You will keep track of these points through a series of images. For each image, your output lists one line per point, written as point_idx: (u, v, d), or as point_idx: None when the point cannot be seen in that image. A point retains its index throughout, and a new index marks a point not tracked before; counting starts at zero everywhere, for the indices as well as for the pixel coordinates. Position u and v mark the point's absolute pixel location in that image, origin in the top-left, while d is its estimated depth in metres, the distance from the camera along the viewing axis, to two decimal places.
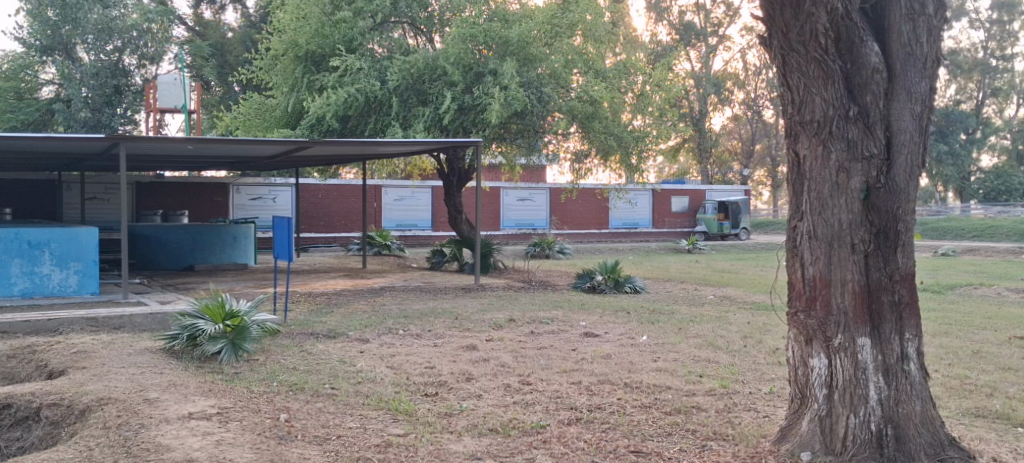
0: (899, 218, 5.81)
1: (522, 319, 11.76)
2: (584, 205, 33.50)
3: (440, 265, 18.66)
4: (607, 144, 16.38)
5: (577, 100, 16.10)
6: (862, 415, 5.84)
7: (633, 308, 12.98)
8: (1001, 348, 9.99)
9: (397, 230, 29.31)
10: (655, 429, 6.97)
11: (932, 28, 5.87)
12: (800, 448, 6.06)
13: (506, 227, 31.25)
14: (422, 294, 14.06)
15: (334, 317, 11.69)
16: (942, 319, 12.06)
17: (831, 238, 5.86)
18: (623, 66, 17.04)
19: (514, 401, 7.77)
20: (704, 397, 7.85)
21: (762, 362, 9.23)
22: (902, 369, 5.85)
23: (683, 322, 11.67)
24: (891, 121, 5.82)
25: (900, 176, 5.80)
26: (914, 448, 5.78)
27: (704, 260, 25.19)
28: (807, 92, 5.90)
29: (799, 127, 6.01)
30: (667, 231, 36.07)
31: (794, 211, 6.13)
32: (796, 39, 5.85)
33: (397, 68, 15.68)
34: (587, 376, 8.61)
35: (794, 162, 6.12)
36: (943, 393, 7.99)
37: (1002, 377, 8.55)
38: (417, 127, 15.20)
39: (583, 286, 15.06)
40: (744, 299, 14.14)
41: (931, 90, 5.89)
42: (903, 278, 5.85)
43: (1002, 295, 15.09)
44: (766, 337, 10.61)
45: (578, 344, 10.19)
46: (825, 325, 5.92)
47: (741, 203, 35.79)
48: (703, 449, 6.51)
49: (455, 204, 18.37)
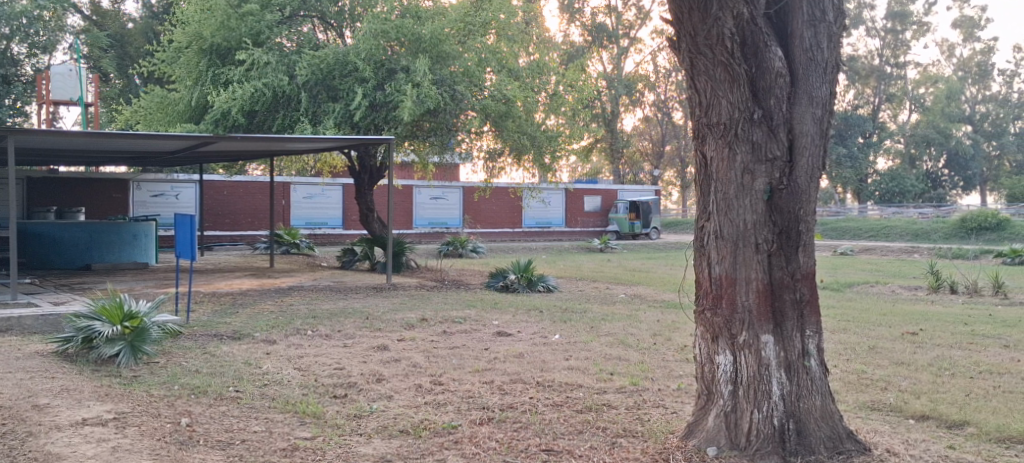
0: (801, 219, 5.99)
1: (434, 318, 11.68)
2: (497, 204, 33.56)
3: (350, 264, 18.41)
4: (521, 143, 16.48)
5: (490, 98, 16.02)
6: (765, 410, 5.99)
7: (545, 307, 13.01)
8: (893, 343, 10.45)
9: (307, 228, 28.77)
10: (566, 428, 7.00)
11: (833, 35, 6.06)
12: (706, 443, 6.17)
13: (418, 226, 31.00)
14: (333, 294, 13.80)
15: (240, 317, 11.38)
16: (841, 316, 12.51)
17: (736, 238, 6.00)
18: (537, 66, 17.12)
19: (425, 401, 7.70)
20: (615, 395, 7.95)
21: (671, 359, 9.41)
22: (803, 365, 6.02)
23: (595, 321, 11.80)
24: (794, 124, 5.98)
25: (802, 177, 5.97)
26: (814, 442, 5.98)
27: (615, 259, 25.57)
28: (714, 96, 6.03)
29: (706, 129, 6.13)
30: (579, 230, 36.46)
31: (702, 212, 6.24)
32: (704, 42, 5.99)
33: (306, 62, 15.36)
34: (500, 376, 8.59)
35: (701, 164, 6.24)
36: (842, 388, 8.29)
37: (896, 372, 8.93)
38: (327, 124, 14.90)
39: (496, 286, 15.04)
40: (654, 298, 14.38)
41: (831, 94, 6.07)
42: (804, 277, 6.04)
43: (897, 292, 15.79)
44: (674, 335, 10.79)
45: (491, 344, 10.17)
46: (730, 323, 6.05)
47: (652, 203, 36.49)
48: (613, 446, 6.58)
49: (366, 202, 18.12)
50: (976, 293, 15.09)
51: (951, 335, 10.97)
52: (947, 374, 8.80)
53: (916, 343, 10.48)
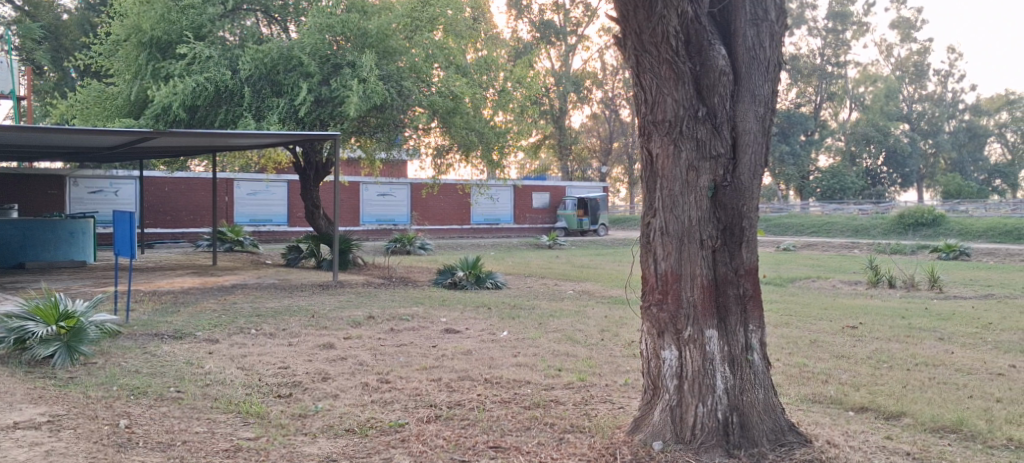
0: (744, 216, 6.08)
1: (380, 316, 11.58)
2: (445, 201, 33.44)
3: (296, 261, 18.16)
4: (469, 139, 16.42)
5: (437, 95, 15.96)
6: (709, 403, 6.07)
7: (494, 304, 13.00)
8: (834, 337, 10.67)
9: (250, 225, 28.30)
10: (514, 424, 7.01)
11: (774, 34, 6.15)
12: (651, 437, 6.21)
13: (365, 223, 30.69)
14: (277, 292, 13.58)
15: (181, 316, 11.13)
16: (783, 311, 12.73)
17: (681, 234, 6.06)
18: (484, 62, 17.09)
19: (372, 400, 7.63)
20: (562, 391, 7.98)
21: (619, 355, 9.47)
22: (746, 359, 6.12)
23: (543, 317, 11.82)
24: (737, 122, 6.07)
25: (745, 174, 6.06)
26: (757, 434, 6.08)
27: (562, 255, 25.68)
28: (659, 93, 6.07)
29: (651, 127, 6.16)
30: (528, 227, 36.51)
31: (647, 208, 6.29)
32: (649, 40, 6.02)
33: (249, 57, 15.12)
34: (447, 373, 8.56)
35: (646, 160, 6.28)
36: (784, 381, 8.44)
37: (836, 365, 9.12)
38: (271, 119, 14.66)
39: (444, 283, 14.98)
40: (602, 294, 14.46)
41: (773, 93, 6.16)
42: (747, 272, 6.13)
43: (837, 287, 16.13)
44: (621, 331, 10.86)
45: (438, 341, 10.13)
46: (675, 318, 6.11)
47: (600, 200, 36.80)
48: (560, 442, 6.61)
49: (312, 199, 17.90)
50: (913, 287, 15.50)
51: (889, 328, 11.23)
52: (886, 366, 9.02)
53: (856, 336, 10.72)
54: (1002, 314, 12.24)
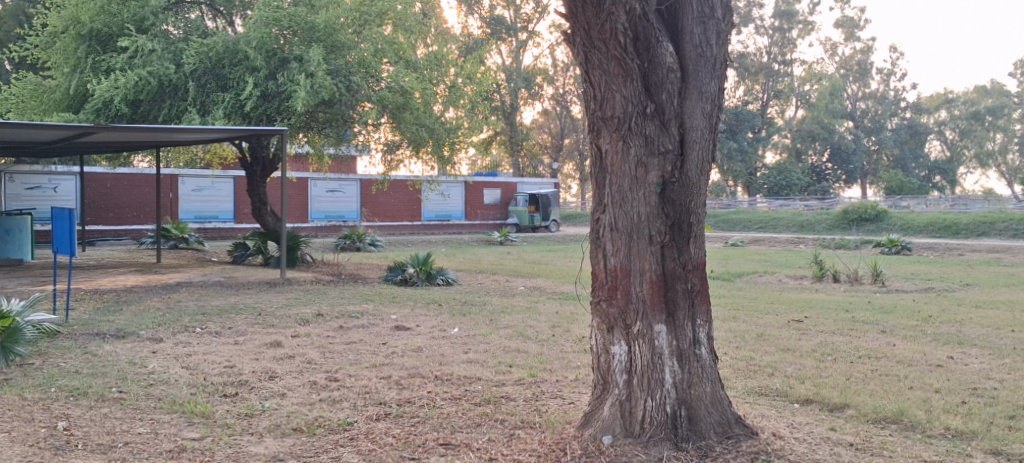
0: (692, 211, 6.14)
1: (329, 313, 11.45)
2: (396, 197, 33.24)
3: (242, 259, 17.90)
4: (419, 135, 16.30)
5: (387, 90, 15.81)
6: (658, 397, 6.12)
7: (444, 300, 12.96)
8: (779, 330, 10.86)
9: (196, 222, 27.77)
10: (464, 421, 7.00)
11: (721, 31, 6.21)
12: (601, 432, 6.25)
13: (314, 220, 30.32)
14: (223, 290, 13.35)
15: (124, 315, 10.89)
16: (731, 305, 12.91)
17: (630, 230, 6.11)
18: (435, 57, 17.12)
19: (320, 398, 7.54)
20: (513, 387, 7.98)
21: (569, 350, 9.51)
22: (694, 353, 6.18)
23: (494, 314, 11.81)
24: (685, 119, 6.11)
25: (692, 170, 6.12)
26: (704, 427, 6.15)
27: (513, 252, 25.72)
28: (608, 90, 6.09)
29: (600, 123, 6.19)
30: (479, 223, 36.46)
31: (597, 204, 6.32)
32: (597, 36, 6.01)
33: (194, 50, 14.88)
34: (397, 370, 8.51)
35: (596, 156, 6.31)
36: (731, 374, 8.55)
37: (782, 358, 9.27)
38: (216, 114, 14.38)
39: (394, 280, 14.87)
40: (553, 290, 14.50)
41: (720, 89, 6.22)
42: (695, 267, 6.19)
43: (784, 282, 16.42)
44: (572, 327, 10.90)
45: (389, 338, 10.06)
46: (625, 313, 6.16)
47: (552, 196, 37.14)
48: (511, 438, 6.62)
49: (259, 195, 17.65)
50: (856, 281, 15.84)
51: (833, 322, 11.47)
52: (829, 359, 9.20)
53: (801, 330, 10.92)
54: (941, 307, 12.58)
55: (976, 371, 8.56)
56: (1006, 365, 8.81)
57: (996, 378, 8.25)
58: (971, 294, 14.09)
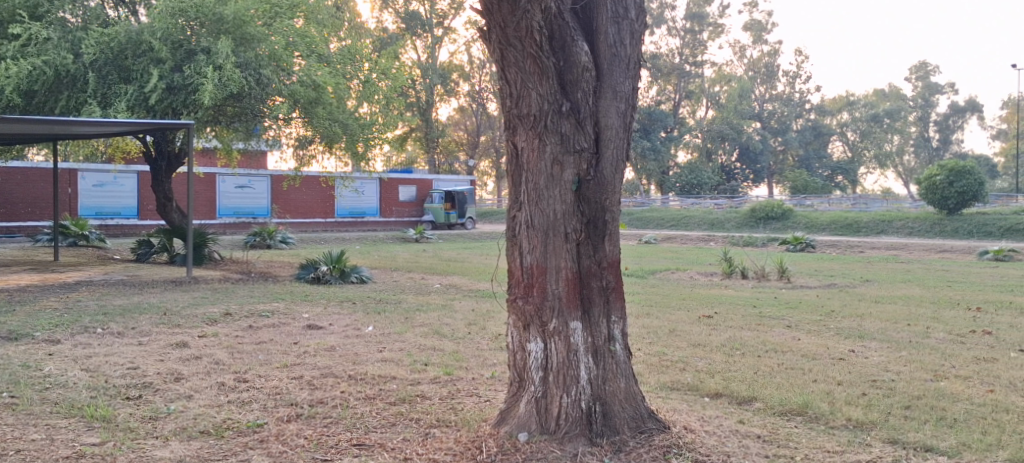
0: (607, 209, 6.19)
1: (239, 312, 11.15)
2: (308, 193, 32.61)
3: (146, 257, 17.29)
4: (332, 130, 15.98)
5: (298, 84, 15.42)
6: (573, 394, 6.16)
7: (358, 298, 12.75)
8: (691, 326, 11.09)
9: (97, 219, 26.63)
10: (378, 421, 6.90)
11: (635, 32, 6.29)
12: (517, 429, 6.25)
13: (222, 216, 29.44)
14: (126, 288, 12.84)
15: (16, 316, 10.33)
16: (645, 301, 13.14)
17: (546, 227, 6.12)
18: (348, 52, 16.86)
19: (228, 400, 7.33)
20: (428, 385, 7.91)
21: (485, 348, 9.47)
22: (608, 350, 6.24)
23: (409, 311, 11.70)
24: (599, 118, 6.17)
25: (607, 169, 6.18)
26: (618, 422, 6.22)
27: (429, 249, 25.61)
28: (523, 87, 6.08)
29: (516, 120, 6.18)
30: (393, 220, 36.17)
31: (513, 202, 6.31)
32: (513, 34, 5.98)
33: (93, 40, 14.25)
34: (309, 370, 8.33)
35: (512, 154, 6.29)
36: (645, 369, 8.69)
37: (692, 353, 9.47)
38: (118, 107, 13.78)
39: (306, 278, 14.57)
40: (469, 287, 14.46)
41: (633, 89, 6.30)
42: (610, 265, 6.24)
43: (695, 278, 16.79)
44: (488, 324, 10.87)
45: (300, 337, 9.84)
46: (541, 311, 6.16)
47: (467, 193, 37.05)
48: (426, 436, 6.57)
49: (164, 190, 17.02)
50: (763, 278, 16.33)
51: (741, 317, 11.79)
52: (738, 353, 9.45)
53: (711, 325, 11.18)
54: (842, 302, 13.10)
55: (876, 363, 8.91)
56: (903, 357, 9.20)
57: (894, 370, 8.60)
58: (870, 289, 14.68)
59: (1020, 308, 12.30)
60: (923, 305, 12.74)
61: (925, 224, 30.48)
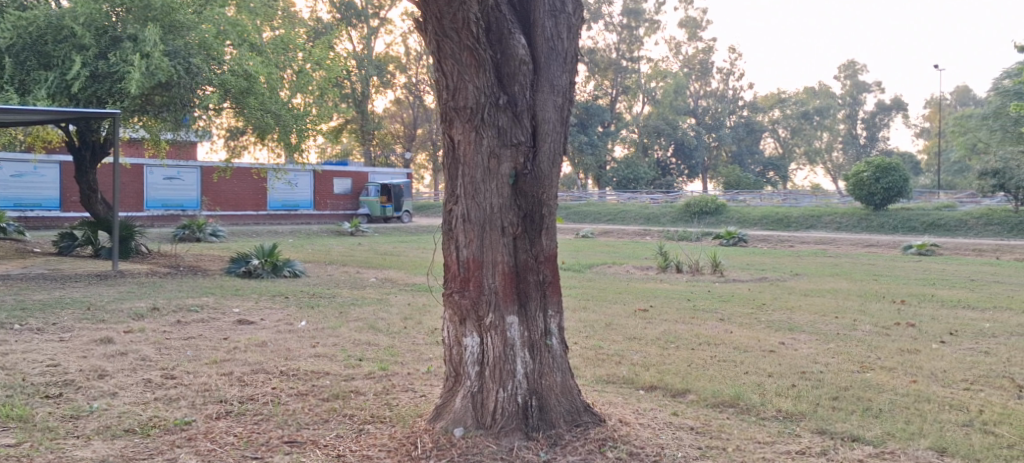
0: (544, 203, 6.18)
1: (166, 307, 10.85)
2: (239, 185, 31.93)
3: (69, 250, 16.69)
4: (265, 122, 15.62)
5: (230, 74, 15.06)
6: (509, 388, 6.13)
7: (291, 293, 12.53)
8: (627, 320, 11.17)
9: (16, 210, 25.63)
10: (311, 417, 6.78)
11: (571, 26, 6.27)
12: (453, 424, 6.22)
13: (150, 208, 28.64)
14: (46, 283, 12.36)
15: None
16: (581, 295, 13.20)
17: (483, 221, 6.08)
18: (281, 41, 16.53)
19: (155, 397, 7.10)
20: (363, 381, 7.79)
21: (421, 343, 9.38)
22: (545, 344, 6.23)
23: (344, 306, 11.53)
24: (537, 111, 6.13)
25: (544, 162, 6.15)
26: (554, 416, 6.22)
27: (364, 242, 25.32)
28: (460, 79, 6.01)
29: (452, 113, 6.12)
30: (328, 213, 35.68)
31: (449, 195, 6.26)
32: (449, 25, 5.92)
33: (10, 24, 13.66)
34: (239, 366, 8.13)
35: (449, 147, 6.23)
36: (581, 363, 8.73)
37: (628, 347, 9.54)
38: (37, 94, 13.25)
39: (238, 272, 14.25)
40: (405, 282, 14.32)
41: (570, 83, 6.29)
42: (547, 259, 6.23)
43: (631, 272, 16.93)
44: (424, 318, 10.78)
45: (231, 333, 9.61)
46: (477, 305, 6.12)
47: (404, 186, 36.80)
48: (360, 433, 6.47)
49: (87, 181, 16.43)
50: (698, 271, 16.57)
51: (676, 310, 11.94)
52: (673, 346, 9.55)
53: (646, 318, 11.30)
54: (774, 296, 13.36)
55: (805, 355, 9.11)
56: (831, 349, 9.42)
57: (822, 362, 8.80)
58: (800, 283, 15.02)
59: (942, 300, 12.74)
60: (850, 298, 13.09)
61: (852, 219, 31.36)
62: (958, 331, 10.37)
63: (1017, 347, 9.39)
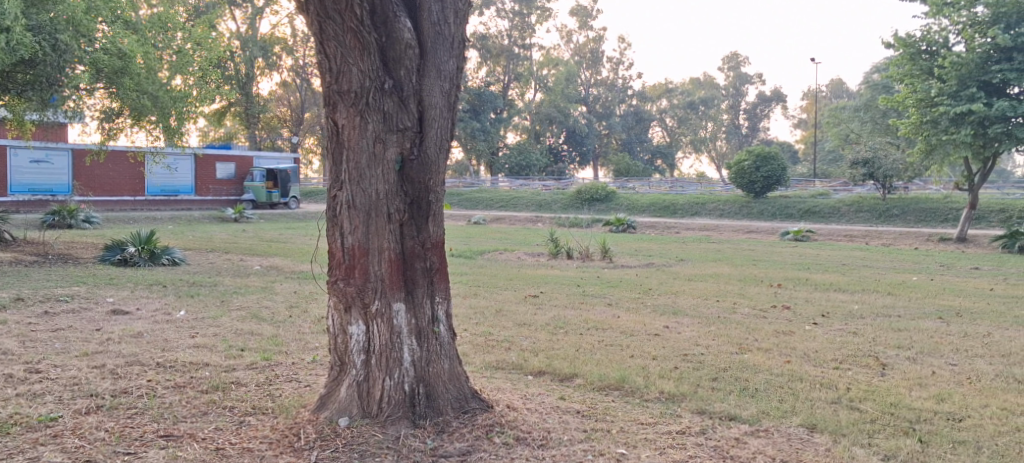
0: (431, 189, 6.11)
1: (32, 297, 10.25)
2: (115, 169, 30.47)
3: None
4: (141, 103, 15.00)
5: (102, 52, 14.27)
6: (396, 376, 6.07)
7: (170, 281, 12.04)
8: (517, 305, 11.25)
9: None
10: (189, 410, 6.54)
11: (459, 11, 6.19)
12: (337, 414, 6.13)
13: (15, 193, 27.05)
14: None
15: None
16: (472, 282, 13.19)
17: (368, 208, 5.98)
18: (158, 19, 15.90)
19: (18, 393, 6.71)
20: (244, 372, 7.56)
21: (307, 331, 9.16)
22: (432, 331, 6.18)
23: (226, 295, 11.16)
24: (424, 96, 6.05)
25: (431, 148, 6.08)
26: (442, 403, 6.19)
27: (249, 229, 24.60)
28: (343, 62, 5.89)
29: (336, 97, 5.98)
30: (211, 199, 34.47)
31: (334, 180, 6.13)
32: (332, 7, 5.76)
33: None
34: (112, 359, 7.75)
35: (332, 131, 6.09)
36: (470, 350, 8.73)
37: (518, 333, 9.60)
38: None
39: (112, 260, 13.59)
40: (291, 269, 13.98)
41: (458, 68, 6.22)
42: (434, 246, 6.18)
43: (522, 259, 17.02)
44: (310, 306, 10.56)
45: (103, 324, 9.16)
46: (363, 292, 6.03)
47: (290, 172, 36.54)
48: (241, 425, 6.29)
49: None
50: (587, 258, 16.80)
51: (565, 296, 12.11)
52: (562, 332, 9.68)
53: (536, 304, 11.42)
54: (660, 281, 13.71)
55: (688, 338, 9.38)
56: (712, 332, 9.75)
57: (703, 344, 9.08)
58: (685, 268, 15.46)
59: (815, 284, 13.36)
60: (731, 282, 13.58)
61: (734, 206, 32.51)
62: (830, 313, 10.90)
63: (882, 328, 9.94)
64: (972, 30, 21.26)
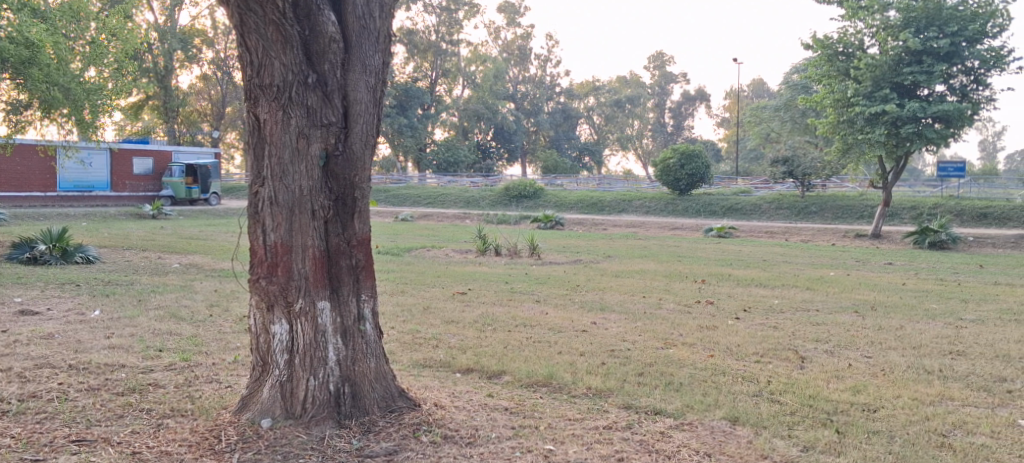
0: (356, 186, 6.02)
1: None
2: (23, 164, 29.18)
3: None
4: (51, 95, 14.35)
5: (8, 40, 13.58)
6: (320, 376, 5.96)
7: (83, 280, 11.59)
8: (443, 302, 11.19)
9: None
10: (103, 413, 6.29)
11: (384, 5, 6.08)
12: (259, 415, 5.99)
13: None
14: None
15: None
16: (398, 279, 13.05)
17: (292, 204, 5.85)
18: (69, 8, 15.23)
19: None
20: (162, 373, 7.31)
21: (228, 331, 8.93)
22: (358, 329, 6.08)
23: (143, 293, 10.80)
24: (348, 91, 5.94)
25: (355, 143, 5.97)
26: (368, 403, 6.10)
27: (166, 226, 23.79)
28: (265, 56, 5.73)
29: (257, 91, 5.81)
30: (126, 196, 33.32)
31: (254, 176, 5.95)
32: None
33: None
34: (20, 361, 7.40)
35: (253, 126, 5.91)
36: (397, 347, 8.63)
37: (445, 330, 9.54)
38: None
39: (20, 258, 12.98)
40: (212, 267, 13.60)
41: (384, 63, 6.12)
42: (359, 243, 6.08)
43: (449, 256, 16.93)
44: (232, 305, 10.29)
45: (11, 325, 8.76)
46: (286, 290, 5.89)
47: (210, 167, 35.15)
48: (158, 428, 6.08)
49: None
50: (515, 254, 16.80)
51: (493, 293, 12.08)
52: (490, 329, 9.66)
53: (464, 301, 11.37)
54: (587, 277, 13.80)
55: (614, 334, 9.46)
56: (637, 327, 9.85)
57: (629, 340, 9.18)
58: (611, 265, 15.59)
59: (737, 279, 13.64)
60: (657, 278, 13.77)
61: (659, 204, 33.04)
62: (750, 307, 11.14)
63: (800, 322, 10.21)
64: (885, 33, 22.02)
